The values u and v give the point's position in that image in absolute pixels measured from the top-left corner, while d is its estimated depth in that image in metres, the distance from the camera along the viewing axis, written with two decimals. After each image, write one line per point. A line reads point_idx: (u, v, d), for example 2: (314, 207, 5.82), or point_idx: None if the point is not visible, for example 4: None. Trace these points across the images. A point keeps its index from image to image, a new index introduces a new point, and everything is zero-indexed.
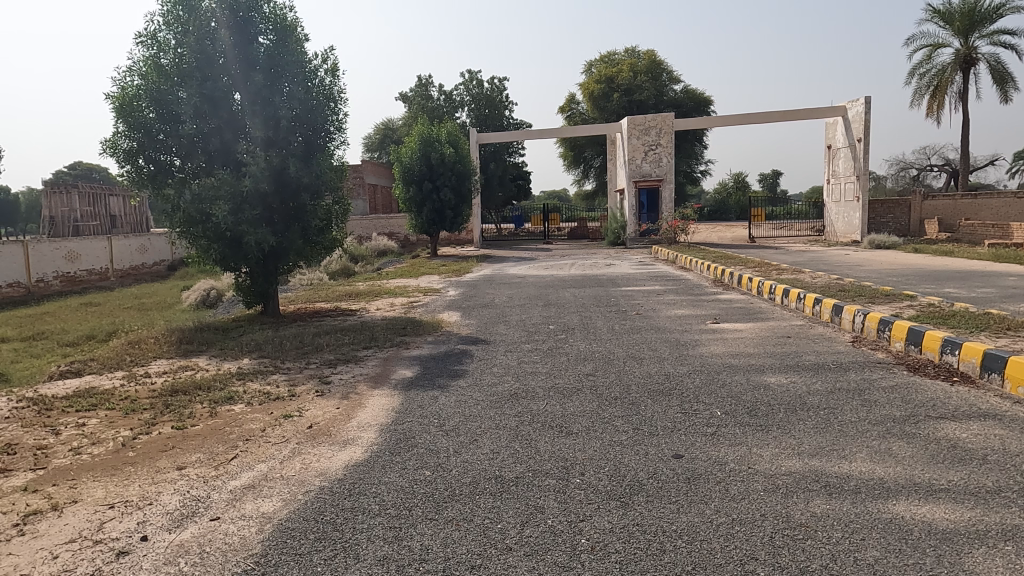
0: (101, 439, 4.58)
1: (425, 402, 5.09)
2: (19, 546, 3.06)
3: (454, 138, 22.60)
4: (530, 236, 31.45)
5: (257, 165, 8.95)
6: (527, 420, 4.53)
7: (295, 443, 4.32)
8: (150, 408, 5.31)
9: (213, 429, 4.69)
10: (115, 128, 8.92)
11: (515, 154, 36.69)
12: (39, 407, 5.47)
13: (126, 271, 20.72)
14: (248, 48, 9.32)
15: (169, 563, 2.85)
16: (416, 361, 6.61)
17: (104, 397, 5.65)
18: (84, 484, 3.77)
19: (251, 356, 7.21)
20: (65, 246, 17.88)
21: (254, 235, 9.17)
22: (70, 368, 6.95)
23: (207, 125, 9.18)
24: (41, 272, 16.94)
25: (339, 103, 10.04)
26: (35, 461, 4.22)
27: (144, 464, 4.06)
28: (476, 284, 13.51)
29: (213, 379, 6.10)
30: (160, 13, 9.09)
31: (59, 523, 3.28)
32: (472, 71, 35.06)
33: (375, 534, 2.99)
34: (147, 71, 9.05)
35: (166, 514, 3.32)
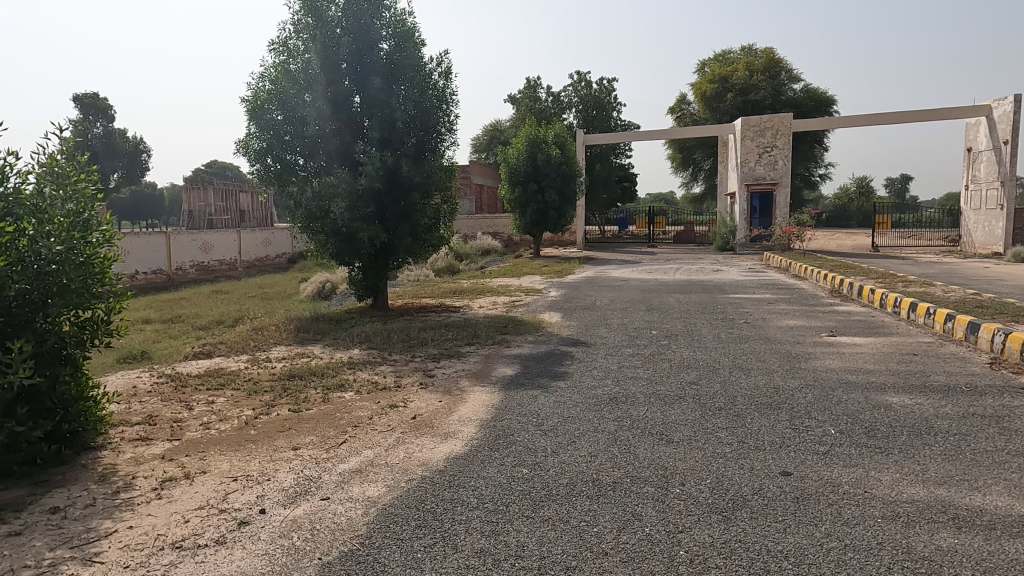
0: (227, 417, 4.97)
1: (524, 401, 5.14)
2: (158, 508, 3.38)
3: (561, 139, 22.59)
4: (635, 240, 31.01)
5: (372, 165, 9.35)
6: (627, 425, 4.48)
7: (400, 432, 4.50)
8: (270, 390, 5.70)
9: (326, 414, 4.96)
10: (248, 130, 9.66)
11: (622, 155, 36.22)
12: (175, 384, 6.02)
13: (252, 262, 22.31)
14: (369, 53, 9.79)
15: (284, 536, 3.05)
16: (516, 360, 6.68)
17: (231, 378, 6.14)
18: (213, 457, 4.11)
19: (361, 347, 7.56)
20: (201, 238, 19.54)
21: (368, 231, 9.60)
22: (203, 350, 7.58)
23: (329, 126, 9.72)
24: (179, 261, 18.56)
25: (451, 105, 10.34)
26: (172, 432, 4.65)
27: (263, 442, 4.37)
28: (578, 286, 13.48)
29: (326, 367, 6.46)
30: (291, 21, 9.74)
31: (190, 490, 3.60)
32: (581, 72, 34.92)
33: (473, 527, 3.06)
34: (277, 76, 9.70)
35: (282, 490, 3.56)
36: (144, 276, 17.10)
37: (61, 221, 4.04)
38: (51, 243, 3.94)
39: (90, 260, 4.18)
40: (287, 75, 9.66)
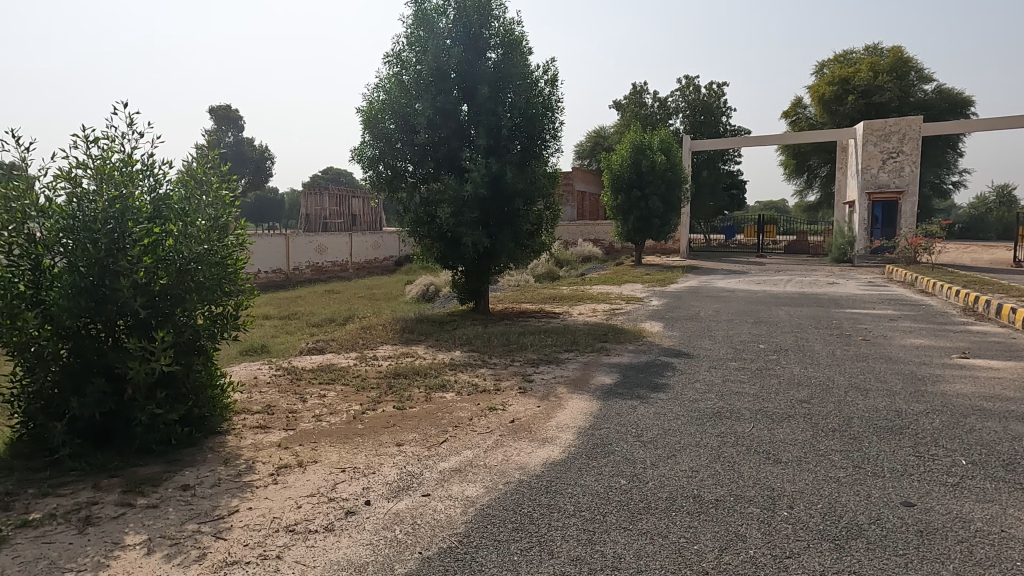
0: (337, 410, 5.24)
1: (623, 411, 5.07)
2: (274, 493, 3.61)
3: (666, 145, 22.12)
4: (742, 249, 29.84)
5: (478, 171, 9.56)
6: (731, 441, 4.31)
7: (498, 435, 4.56)
8: (376, 387, 5.95)
9: (428, 413, 5.12)
10: (363, 139, 10.14)
11: (731, 161, 34.97)
12: (291, 376, 6.43)
13: (362, 264, 23.38)
14: (477, 63, 10.02)
15: (387, 528, 3.17)
16: (615, 369, 6.61)
17: (341, 373, 6.48)
18: (323, 448, 4.34)
19: (463, 349, 7.74)
20: (317, 240, 20.69)
21: (472, 236, 9.81)
22: (316, 346, 8.04)
23: (437, 134, 10.05)
24: (297, 261, 19.76)
25: (556, 112, 10.40)
26: (287, 422, 4.96)
27: (370, 436, 4.56)
28: (681, 296, 13.14)
29: (429, 367, 6.66)
30: (405, 34, 10.14)
31: (303, 478, 3.82)
32: (690, 77, 34.03)
33: (569, 534, 3.05)
34: (391, 86, 10.14)
35: (386, 484, 3.70)
36: (266, 275, 18.34)
37: (201, 224, 4.42)
38: (191, 244, 4.32)
39: (224, 260, 4.54)
40: (399, 85, 10.07)
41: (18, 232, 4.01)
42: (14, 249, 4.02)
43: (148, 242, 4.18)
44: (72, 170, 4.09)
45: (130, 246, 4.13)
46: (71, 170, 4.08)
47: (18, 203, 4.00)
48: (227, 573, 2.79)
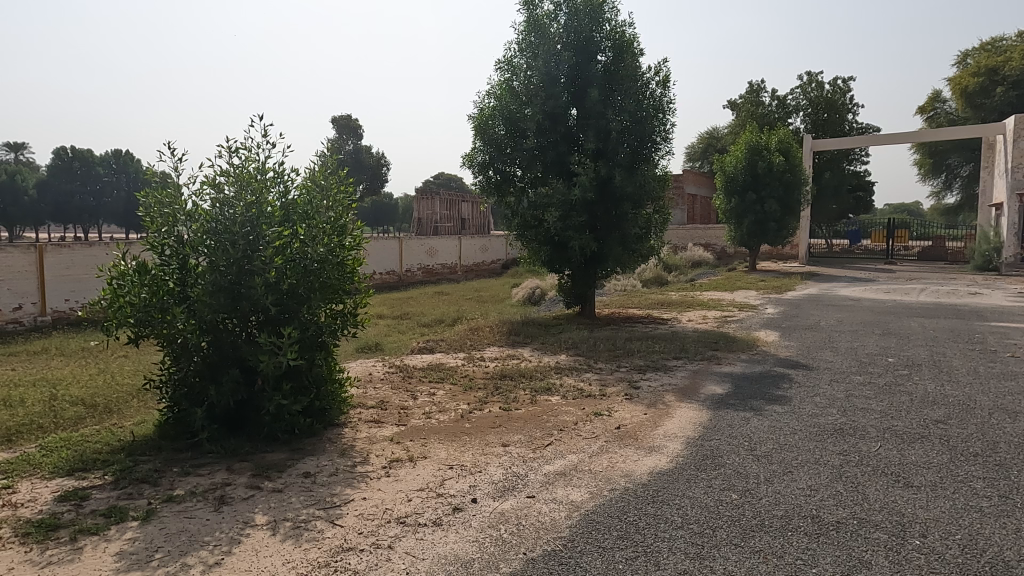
0: (446, 409, 5.40)
1: (735, 422, 4.87)
2: (386, 485, 3.77)
3: (785, 145, 21.06)
4: (869, 255, 27.85)
5: (586, 175, 9.52)
6: (855, 460, 4.04)
7: (603, 441, 4.52)
8: (483, 388, 6.07)
9: (534, 415, 5.16)
10: (474, 144, 10.40)
11: (858, 161, 32.73)
12: (404, 374, 6.69)
13: (471, 267, 23.91)
14: (587, 67, 10.00)
15: (493, 526, 3.23)
16: (727, 378, 6.36)
17: (450, 373, 6.66)
18: (432, 444, 4.48)
19: (568, 353, 7.73)
20: (428, 243, 21.38)
21: (579, 240, 9.77)
22: (427, 345, 8.32)
23: (546, 139, 10.12)
24: (409, 263, 20.51)
25: (668, 114, 10.17)
26: (399, 418, 5.16)
27: (477, 435, 4.66)
28: (800, 304, 12.44)
29: (535, 370, 6.71)
30: (516, 41, 10.31)
31: (413, 472, 3.97)
32: (812, 73, 32.19)
33: (677, 546, 2.97)
34: (502, 93, 10.33)
35: (492, 483, 3.77)
36: (381, 276, 19.17)
37: (324, 226, 4.70)
38: (316, 246, 4.60)
39: (344, 262, 4.80)
40: (510, 91, 10.24)
41: (169, 235, 4.45)
42: (166, 250, 4.46)
43: (279, 244, 4.49)
44: (215, 178, 4.47)
45: (263, 247, 4.46)
46: (215, 178, 4.47)
47: (171, 208, 4.44)
48: (343, 558, 2.94)
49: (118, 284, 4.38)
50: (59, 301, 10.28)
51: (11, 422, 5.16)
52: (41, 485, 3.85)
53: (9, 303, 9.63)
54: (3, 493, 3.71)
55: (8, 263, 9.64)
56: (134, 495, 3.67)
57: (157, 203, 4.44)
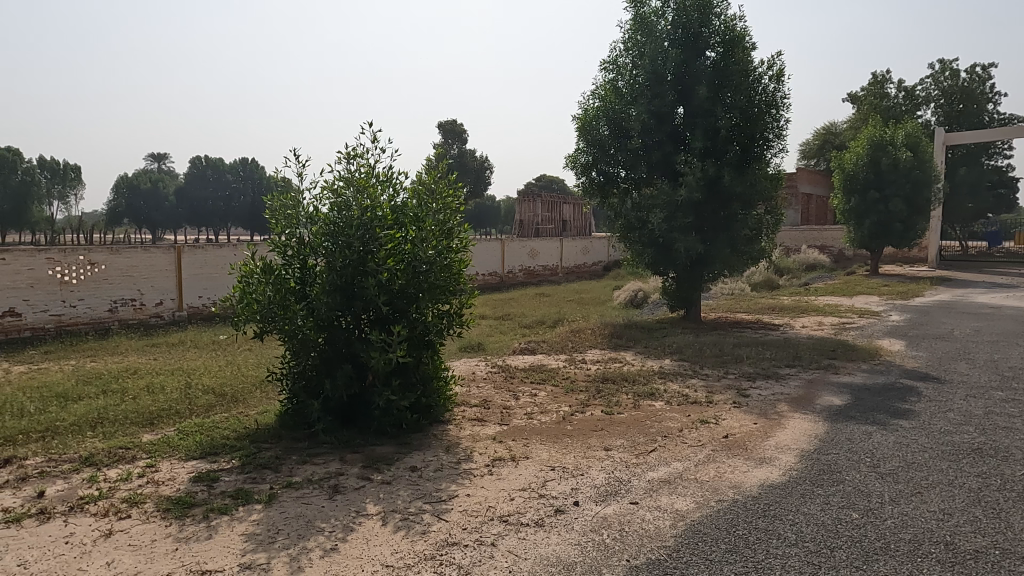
0: (547, 410, 5.41)
1: (855, 436, 4.57)
2: (489, 483, 3.83)
3: (913, 140, 19.53)
4: (1012, 259, 25.25)
5: (693, 175, 9.26)
6: (996, 485, 3.67)
7: (710, 449, 4.37)
8: (585, 390, 6.03)
9: (637, 420, 5.07)
10: (578, 146, 10.40)
11: (999, 156, 29.79)
12: (506, 374, 6.77)
13: (572, 269, 23.87)
14: (695, 64, 9.72)
15: (595, 531, 3.20)
16: (846, 389, 5.97)
17: (551, 374, 6.67)
18: (534, 445, 4.51)
19: (673, 357, 7.53)
20: (530, 245, 21.55)
21: (685, 242, 9.50)
22: (528, 346, 8.39)
23: (651, 139, 9.92)
24: (511, 264, 20.75)
25: (782, 110, 9.67)
26: (501, 417, 5.23)
27: (579, 438, 4.64)
28: (930, 311, 11.47)
29: (638, 374, 6.58)
30: (622, 40, 10.20)
31: (515, 472, 4.00)
32: (945, 61, 29.63)
33: (790, 564, 2.82)
34: (607, 93, 10.26)
35: (594, 487, 3.74)
36: (483, 277, 19.50)
37: (433, 229, 4.85)
38: (426, 248, 4.76)
39: (452, 263, 4.93)
40: (615, 91, 10.16)
41: (292, 237, 4.75)
42: (288, 250, 4.77)
43: (390, 246, 4.68)
44: (333, 183, 4.73)
45: (376, 248, 4.66)
46: (334, 183, 4.73)
47: (294, 211, 4.75)
48: (448, 552, 3.01)
49: (247, 281, 4.73)
50: (194, 298, 11.21)
51: (154, 407, 5.69)
52: (178, 466, 4.21)
53: (153, 299, 10.63)
54: (147, 472, 4.09)
55: (152, 263, 10.62)
56: (258, 479, 3.94)
57: (281, 206, 4.75)
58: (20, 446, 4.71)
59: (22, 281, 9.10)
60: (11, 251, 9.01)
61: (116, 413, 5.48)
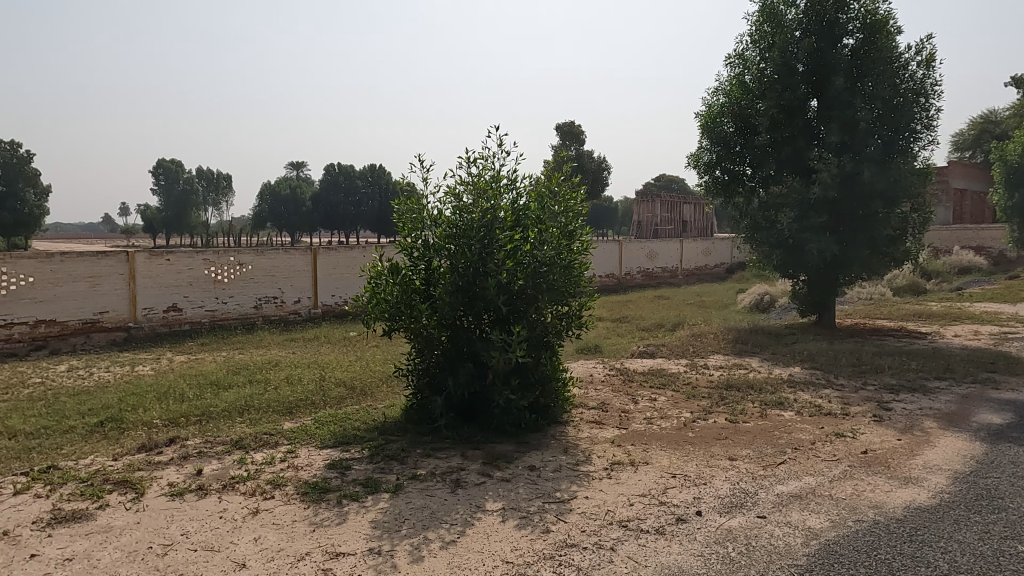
0: (668, 416, 5.28)
1: (1021, 460, 4.08)
2: (608, 487, 3.79)
3: None
4: None
5: (828, 172, 8.71)
6: None
7: (847, 465, 4.07)
8: (707, 396, 5.82)
9: (764, 430, 4.82)
10: (700, 144, 10.13)
11: None
12: (625, 378, 6.67)
13: (693, 270, 23.13)
14: (831, 53, 9.10)
15: (719, 543, 3.08)
16: (1008, 407, 5.35)
17: (672, 379, 6.49)
18: (654, 451, 4.42)
19: (803, 366, 7.09)
20: (649, 246, 21.11)
21: (818, 243, 8.92)
22: (647, 349, 8.22)
23: (780, 135, 9.43)
24: (628, 266, 20.43)
25: (932, 98, 8.87)
26: (620, 421, 5.17)
27: (701, 446, 4.49)
28: None
29: (765, 382, 6.26)
30: (749, 32, 9.75)
31: (635, 477, 3.94)
32: None
33: None
34: (732, 88, 9.88)
35: (718, 498, 3.60)
36: (601, 278, 19.33)
37: (554, 231, 4.89)
38: (546, 249, 4.79)
39: (572, 265, 4.93)
40: (741, 86, 9.77)
41: (417, 239, 4.95)
42: (413, 252, 4.98)
43: (511, 247, 4.76)
44: (456, 187, 4.88)
45: (497, 251, 4.75)
46: (457, 187, 4.88)
47: (419, 215, 4.93)
48: (567, 553, 3.02)
49: (376, 282, 5.00)
50: (328, 296, 11.98)
51: (293, 397, 6.13)
52: (315, 453, 4.52)
53: (292, 296, 11.47)
54: (287, 457, 4.43)
55: (291, 263, 11.45)
56: (386, 469, 4.15)
57: (407, 210, 4.95)
58: (182, 428, 5.25)
59: (183, 279, 10.12)
60: (175, 253, 10.05)
61: (260, 401, 5.97)
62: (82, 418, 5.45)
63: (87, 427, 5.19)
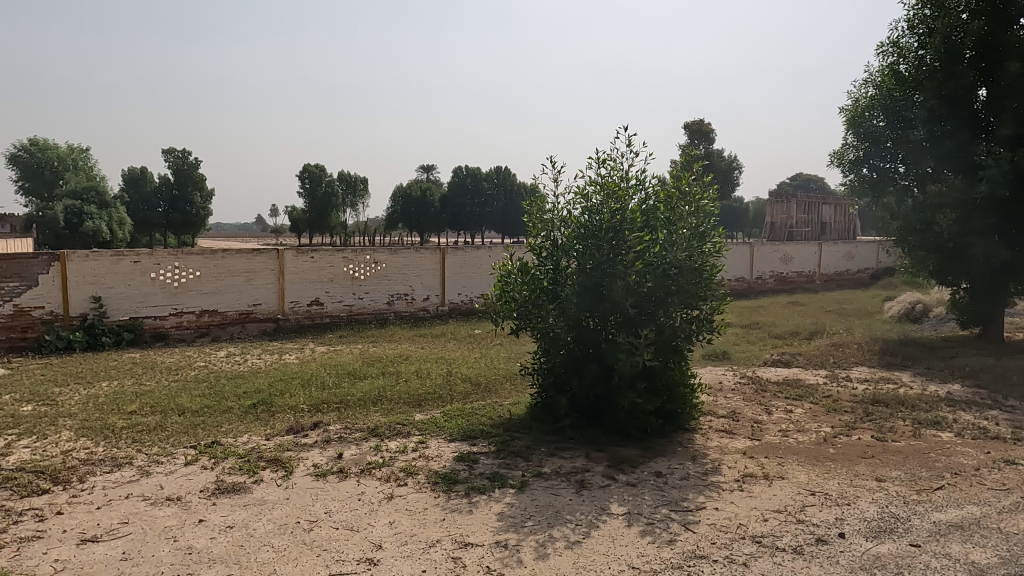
0: (806, 429, 4.97)
1: None
2: (740, 500, 3.63)
3: None
4: None
5: (996, 169, 7.70)
6: None
7: (1019, 496, 3.63)
8: (850, 411, 5.41)
9: (917, 451, 4.41)
10: (846, 140, 9.72)
11: None
12: (757, 387, 6.35)
13: (832, 276, 21.60)
14: (1005, 36, 7.96)
15: (865, 570, 2.86)
16: None
17: (810, 391, 6.10)
18: (790, 465, 4.17)
19: (964, 383, 6.41)
20: (784, 249, 19.96)
21: (983, 247, 8.03)
22: (782, 358, 7.79)
23: (940, 129, 8.59)
24: (760, 270, 19.44)
25: None
26: (753, 432, 4.93)
27: (844, 463, 4.19)
28: None
29: (918, 399, 5.71)
30: (907, 18, 8.97)
31: (769, 491, 3.74)
32: None
33: None
34: (884, 80, 9.22)
35: (864, 521, 3.34)
36: (731, 282, 18.54)
37: (685, 233, 4.73)
38: (676, 251, 4.67)
39: (704, 268, 4.76)
40: (894, 76, 9.06)
41: (546, 239, 5.01)
42: (542, 252, 5.04)
43: (640, 248, 4.68)
44: (586, 188, 4.87)
45: (625, 252, 4.69)
46: (587, 189, 4.88)
47: (549, 216, 4.99)
48: (696, 564, 2.93)
49: (505, 281, 5.10)
50: (455, 294, 12.40)
51: (423, 390, 6.41)
52: (444, 445, 4.69)
53: (422, 294, 11.98)
54: (419, 447, 4.63)
55: (421, 263, 11.94)
56: (511, 465, 4.22)
57: (536, 211, 5.02)
58: (324, 413, 5.64)
59: (325, 276, 10.84)
60: (318, 251, 10.79)
61: (392, 392, 6.28)
62: (238, 400, 6.00)
63: (243, 408, 5.71)
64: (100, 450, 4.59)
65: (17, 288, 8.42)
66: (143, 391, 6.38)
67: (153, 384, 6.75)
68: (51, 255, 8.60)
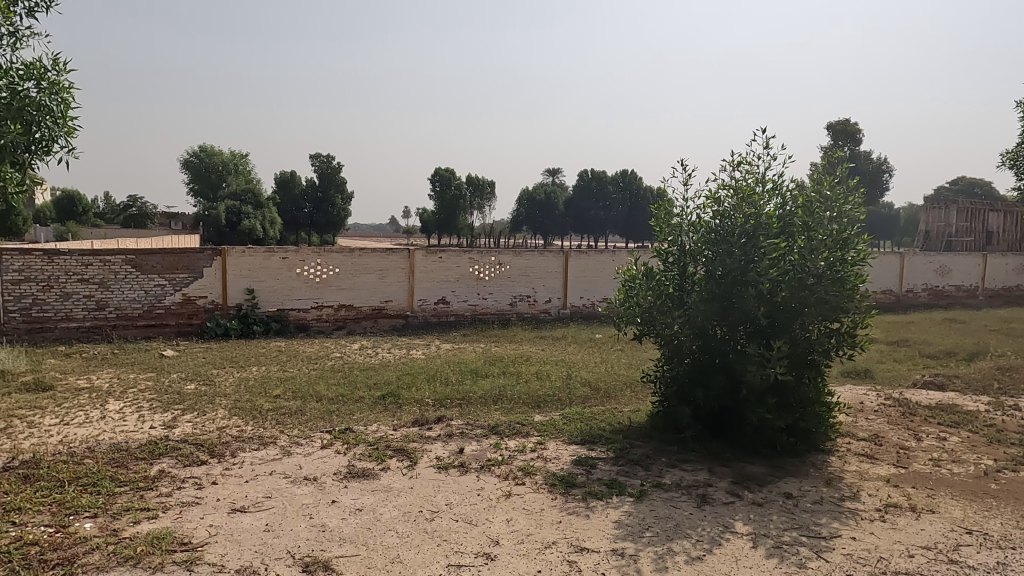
0: (962, 460, 4.48)
1: None
2: (881, 531, 3.34)
3: None
4: None
5: None
6: None
7: None
8: (1018, 444, 4.82)
9: None
10: None
11: None
12: (904, 410, 5.81)
13: (999, 291, 19.35)
14: None
15: None
16: None
17: (968, 418, 5.49)
18: (942, 498, 3.78)
19: None
20: (940, 260, 18.12)
21: None
22: (935, 380, 7.08)
23: None
24: (911, 282, 17.81)
25: None
26: (899, 458, 4.52)
27: (1008, 502, 3.74)
28: None
29: None
30: None
31: (916, 525, 3.41)
32: None
33: None
34: None
35: None
36: (876, 295, 17.12)
37: (825, 239, 4.43)
38: (816, 258, 4.38)
39: (846, 278, 4.43)
40: None
41: (674, 244, 4.88)
42: (670, 257, 4.91)
43: (774, 255, 4.43)
44: (717, 192, 4.69)
45: (759, 259, 4.46)
46: (718, 193, 4.69)
47: (678, 220, 4.86)
48: None
49: (630, 286, 5.04)
50: (577, 297, 12.39)
51: (542, 392, 6.46)
52: (562, 447, 4.70)
53: (544, 296, 12.10)
54: (537, 447, 4.67)
55: (544, 265, 12.03)
56: (630, 473, 4.16)
57: (665, 216, 4.91)
58: (447, 409, 5.84)
59: (451, 275, 11.22)
60: (446, 251, 11.17)
61: (513, 392, 6.38)
62: (369, 390, 6.36)
63: (373, 399, 6.04)
64: (249, 429, 5.04)
65: (185, 279, 9.42)
66: (287, 377, 6.93)
67: (295, 371, 7.32)
68: (214, 250, 9.54)
